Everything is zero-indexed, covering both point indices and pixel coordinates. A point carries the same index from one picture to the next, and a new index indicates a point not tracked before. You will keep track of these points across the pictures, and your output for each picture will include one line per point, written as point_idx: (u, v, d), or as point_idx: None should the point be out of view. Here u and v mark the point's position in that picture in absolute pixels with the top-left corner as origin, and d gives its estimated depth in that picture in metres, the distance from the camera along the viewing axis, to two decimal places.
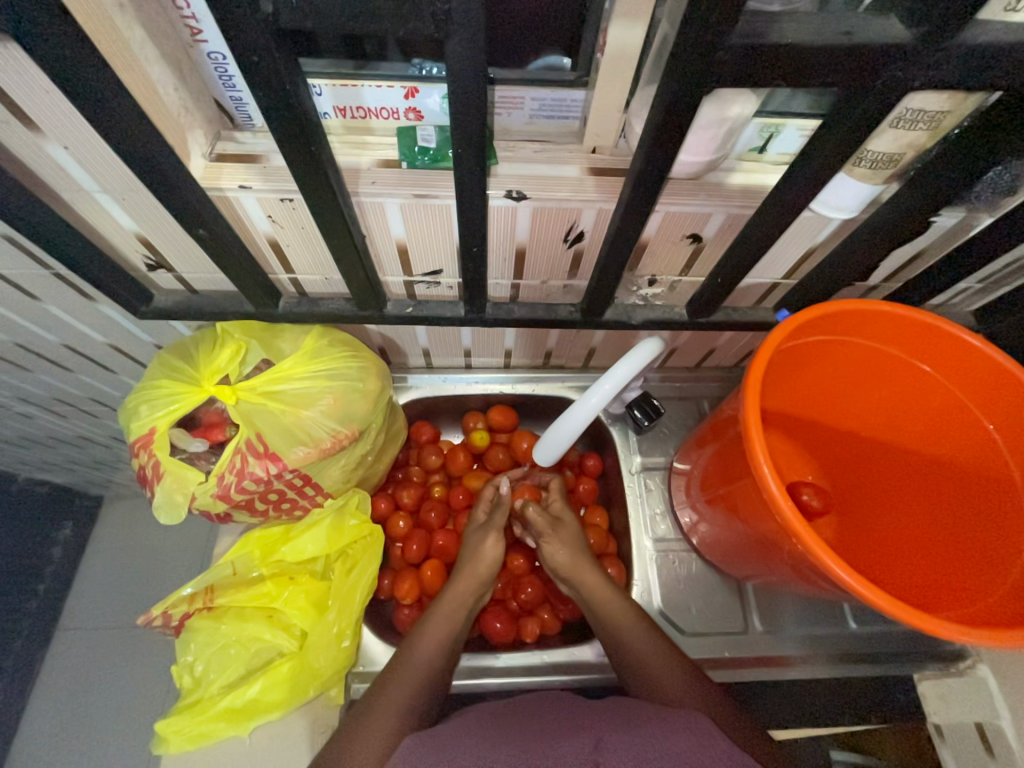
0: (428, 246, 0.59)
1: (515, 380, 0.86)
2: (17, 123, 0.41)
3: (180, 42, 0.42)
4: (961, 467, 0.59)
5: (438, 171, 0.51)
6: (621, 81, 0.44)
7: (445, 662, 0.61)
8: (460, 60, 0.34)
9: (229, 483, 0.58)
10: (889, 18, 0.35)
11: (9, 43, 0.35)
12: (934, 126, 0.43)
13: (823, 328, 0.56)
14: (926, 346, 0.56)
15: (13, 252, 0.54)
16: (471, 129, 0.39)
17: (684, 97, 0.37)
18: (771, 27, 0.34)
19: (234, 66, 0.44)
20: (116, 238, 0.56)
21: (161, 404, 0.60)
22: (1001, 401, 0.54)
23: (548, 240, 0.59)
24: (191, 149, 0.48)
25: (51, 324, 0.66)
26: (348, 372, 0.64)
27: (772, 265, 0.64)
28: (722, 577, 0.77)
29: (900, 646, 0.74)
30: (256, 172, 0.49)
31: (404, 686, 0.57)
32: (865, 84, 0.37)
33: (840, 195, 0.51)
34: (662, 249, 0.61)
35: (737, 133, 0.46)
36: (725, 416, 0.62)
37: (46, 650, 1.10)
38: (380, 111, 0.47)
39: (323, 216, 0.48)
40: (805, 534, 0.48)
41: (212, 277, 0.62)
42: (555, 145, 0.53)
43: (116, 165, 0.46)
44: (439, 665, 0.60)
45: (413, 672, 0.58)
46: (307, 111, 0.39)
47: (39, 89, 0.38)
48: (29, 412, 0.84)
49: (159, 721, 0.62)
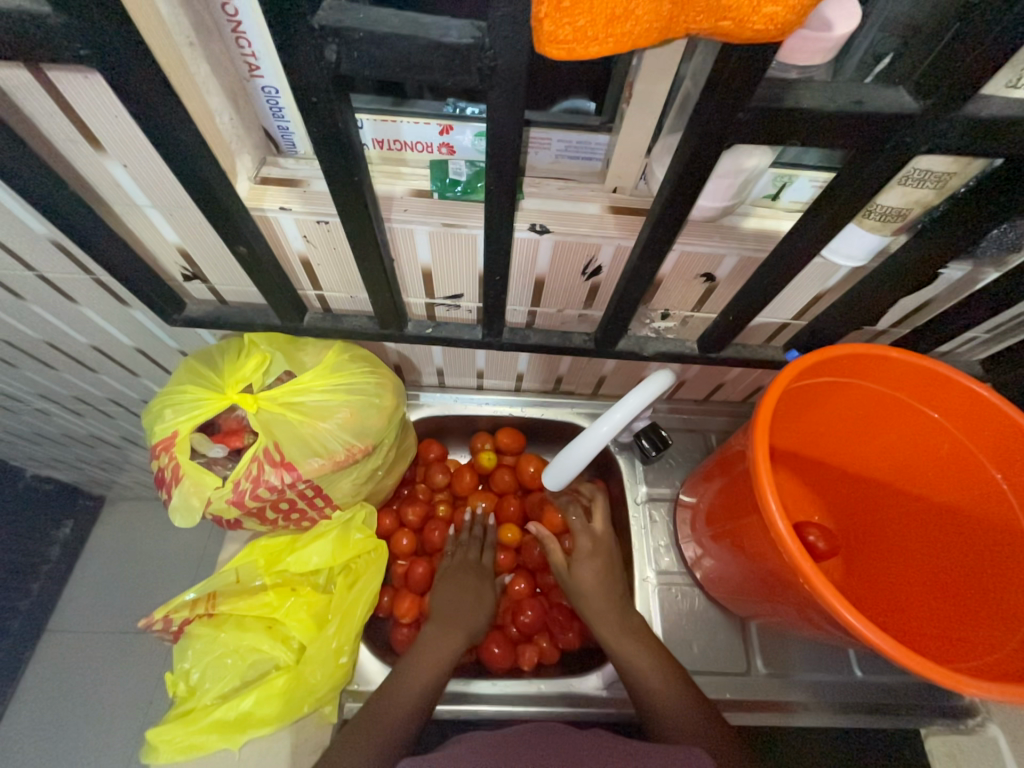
0: (451, 271, 0.62)
1: (525, 403, 0.88)
2: (84, 141, 0.44)
3: (238, 77, 0.46)
4: (968, 515, 0.59)
5: (468, 202, 0.54)
6: (645, 129, 0.47)
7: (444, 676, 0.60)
8: (500, 107, 0.36)
9: (244, 489, 0.60)
10: (899, 91, 0.38)
11: (92, 74, 0.38)
12: (940, 186, 0.46)
13: (833, 370, 0.57)
14: (933, 393, 0.57)
15: (60, 258, 0.57)
16: (504, 168, 0.41)
17: (705, 149, 0.39)
18: (789, 93, 0.36)
19: (285, 99, 0.47)
20: (158, 249, 0.59)
21: (184, 408, 0.62)
22: (1011, 453, 0.54)
23: (566, 272, 0.61)
24: (238, 172, 0.51)
25: (83, 325, 0.69)
26: (367, 387, 0.66)
27: (783, 306, 0.66)
28: (725, 614, 0.76)
29: (908, 698, 0.72)
30: (296, 197, 0.52)
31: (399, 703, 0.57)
32: (876, 147, 0.39)
33: (850, 244, 0.53)
34: (676, 286, 0.63)
35: (753, 182, 0.49)
36: (733, 451, 0.63)
37: (33, 651, 1.09)
38: (416, 144, 0.51)
39: (358, 239, 0.50)
40: (810, 571, 0.48)
41: (243, 290, 0.65)
42: (578, 183, 0.56)
43: (168, 184, 0.49)
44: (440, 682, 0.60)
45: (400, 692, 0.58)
46: (354, 144, 0.41)
47: (111, 114, 0.41)
48: (46, 408, 0.86)
49: (150, 729, 0.61)
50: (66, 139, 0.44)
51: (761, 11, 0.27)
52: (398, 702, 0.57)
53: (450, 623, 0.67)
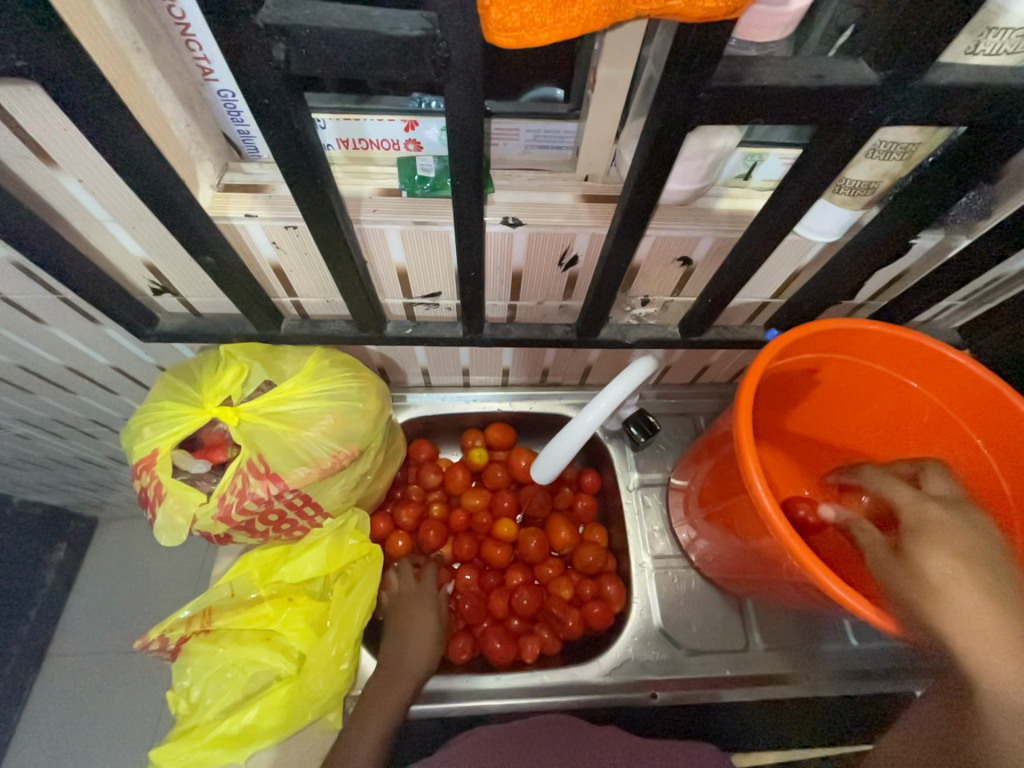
0: (427, 270, 0.61)
1: (513, 398, 0.87)
2: (34, 157, 0.43)
3: (192, 82, 0.44)
4: (952, 480, 0.60)
5: (438, 199, 0.53)
6: (611, 115, 0.46)
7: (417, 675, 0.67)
8: (459, 100, 0.36)
9: (230, 504, 0.59)
10: (859, 62, 0.38)
11: (35, 87, 0.37)
12: (907, 157, 0.46)
13: (814, 346, 0.58)
14: (912, 363, 0.58)
15: (22, 279, 0.55)
16: (469, 162, 0.40)
17: (670, 132, 0.39)
18: (748, 71, 0.36)
19: (242, 103, 0.46)
20: (125, 264, 0.58)
21: (164, 425, 0.61)
22: (990, 418, 0.55)
23: (544, 264, 0.61)
24: (200, 180, 0.50)
25: (55, 346, 0.67)
26: (350, 392, 0.65)
27: (761, 286, 0.66)
28: (722, 593, 0.77)
29: (902, 663, 0.74)
30: (262, 202, 0.51)
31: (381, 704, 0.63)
32: (839, 121, 0.39)
33: (821, 220, 0.53)
34: (654, 271, 0.63)
35: (723, 162, 0.49)
36: (720, 432, 0.63)
37: (34, 678, 1.08)
38: (382, 142, 0.50)
39: (327, 244, 0.49)
40: (800, 548, 0.49)
41: (217, 301, 0.64)
42: (550, 173, 0.55)
43: (127, 197, 0.47)
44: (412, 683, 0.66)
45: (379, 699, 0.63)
46: (314, 145, 0.40)
47: (59, 128, 0.40)
48: (26, 433, 0.84)
49: (153, 748, 0.61)
50: (16, 156, 0.43)
51: None
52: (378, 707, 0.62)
53: (407, 654, 0.68)
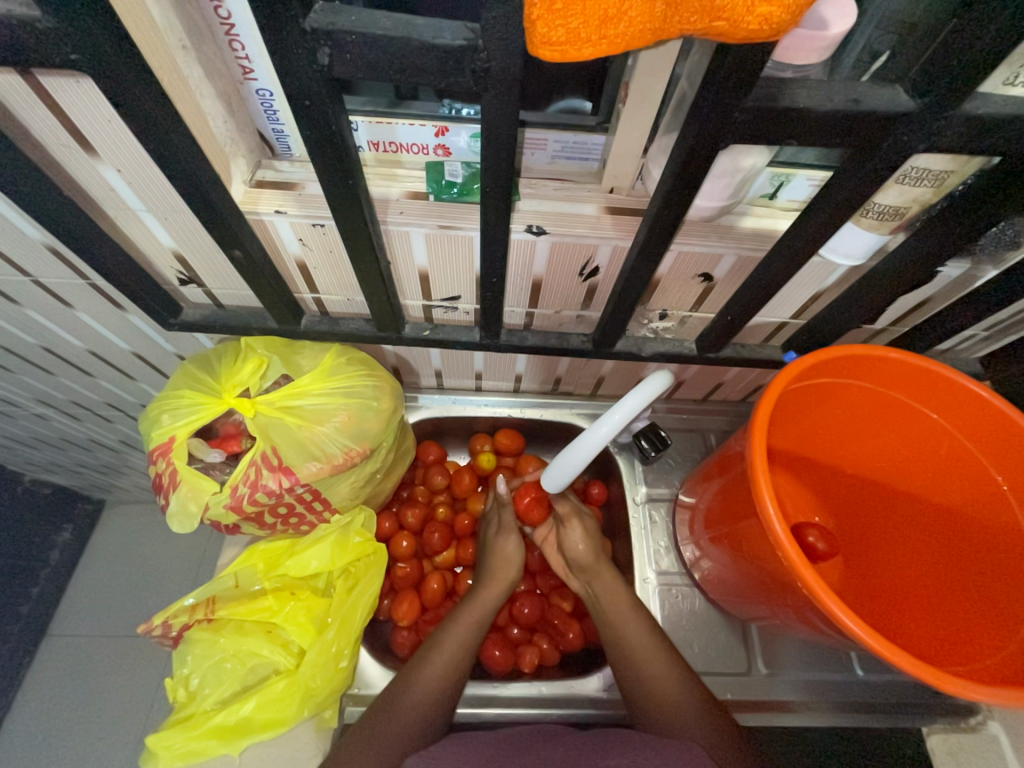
0: (448, 274, 0.62)
1: (524, 404, 0.88)
2: (77, 147, 0.44)
3: (232, 79, 0.45)
4: (968, 517, 0.59)
5: (463, 204, 0.53)
6: (641, 130, 0.47)
7: (462, 675, 0.62)
8: (494, 110, 0.36)
9: (242, 494, 0.59)
10: (895, 89, 0.38)
11: (85, 79, 0.38)
12: (938, 184, 0.46)
13: (831, 371, 0.57)
14: (933, 394, 0.57)
15: (54, 262, 0.57)
16: (499, 169, 0.41)
17: (701, 149, 0.39)
18: (783, 93, 0.36)
19: (279, 102, 0.47)
20: (154, 254, 0.59)
21: (181, 413, 0.62)
22: (1012, 455, 0.54)
23: (564, 273, 0.61)
24: (233, 175, 0.51)
25: (78, 330, 0.69)
26: (365, 390, 0.66)
27: (781, 305, 0.66)
28: (725, 615, 0.76)
29: (907, 697, 0.72)
30: (292, 200, 0.52)
31: (414, 693, 0.59)
32: (872, 147, 0.39)
33: (848, 243, 0.53)
34: (674, 286, 0.63)
35: (750, 181, 0.49)
36: (732, 452, 0.62)
37: (32, 657, 1.08)
38: (411, 146, 0.50)
39: (354, 243, 0.50)
40: (809, 578, 0.48)
41: (240, 293, 0.65)
42: (576, 184, 0.55)
43: (162, 189, 0.48)
44: (457, 677, 0.62)
45: (413, 688, 0.59)
46: (349, 146, 0.41)
47: (103, 119, 0.41)
48: (44, 413, 0.86)
49: (150, 734, 0.61)
50: (58, 144, 0.44)
51: (756, 11, 0.27)
52: (415, 697, 0.59)
53: (445, 638, 0.64)
